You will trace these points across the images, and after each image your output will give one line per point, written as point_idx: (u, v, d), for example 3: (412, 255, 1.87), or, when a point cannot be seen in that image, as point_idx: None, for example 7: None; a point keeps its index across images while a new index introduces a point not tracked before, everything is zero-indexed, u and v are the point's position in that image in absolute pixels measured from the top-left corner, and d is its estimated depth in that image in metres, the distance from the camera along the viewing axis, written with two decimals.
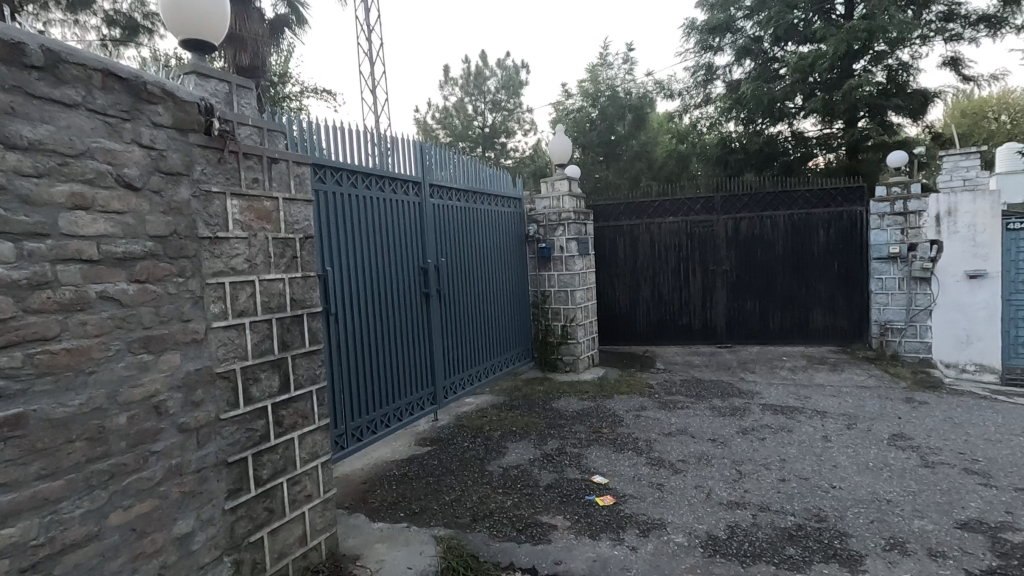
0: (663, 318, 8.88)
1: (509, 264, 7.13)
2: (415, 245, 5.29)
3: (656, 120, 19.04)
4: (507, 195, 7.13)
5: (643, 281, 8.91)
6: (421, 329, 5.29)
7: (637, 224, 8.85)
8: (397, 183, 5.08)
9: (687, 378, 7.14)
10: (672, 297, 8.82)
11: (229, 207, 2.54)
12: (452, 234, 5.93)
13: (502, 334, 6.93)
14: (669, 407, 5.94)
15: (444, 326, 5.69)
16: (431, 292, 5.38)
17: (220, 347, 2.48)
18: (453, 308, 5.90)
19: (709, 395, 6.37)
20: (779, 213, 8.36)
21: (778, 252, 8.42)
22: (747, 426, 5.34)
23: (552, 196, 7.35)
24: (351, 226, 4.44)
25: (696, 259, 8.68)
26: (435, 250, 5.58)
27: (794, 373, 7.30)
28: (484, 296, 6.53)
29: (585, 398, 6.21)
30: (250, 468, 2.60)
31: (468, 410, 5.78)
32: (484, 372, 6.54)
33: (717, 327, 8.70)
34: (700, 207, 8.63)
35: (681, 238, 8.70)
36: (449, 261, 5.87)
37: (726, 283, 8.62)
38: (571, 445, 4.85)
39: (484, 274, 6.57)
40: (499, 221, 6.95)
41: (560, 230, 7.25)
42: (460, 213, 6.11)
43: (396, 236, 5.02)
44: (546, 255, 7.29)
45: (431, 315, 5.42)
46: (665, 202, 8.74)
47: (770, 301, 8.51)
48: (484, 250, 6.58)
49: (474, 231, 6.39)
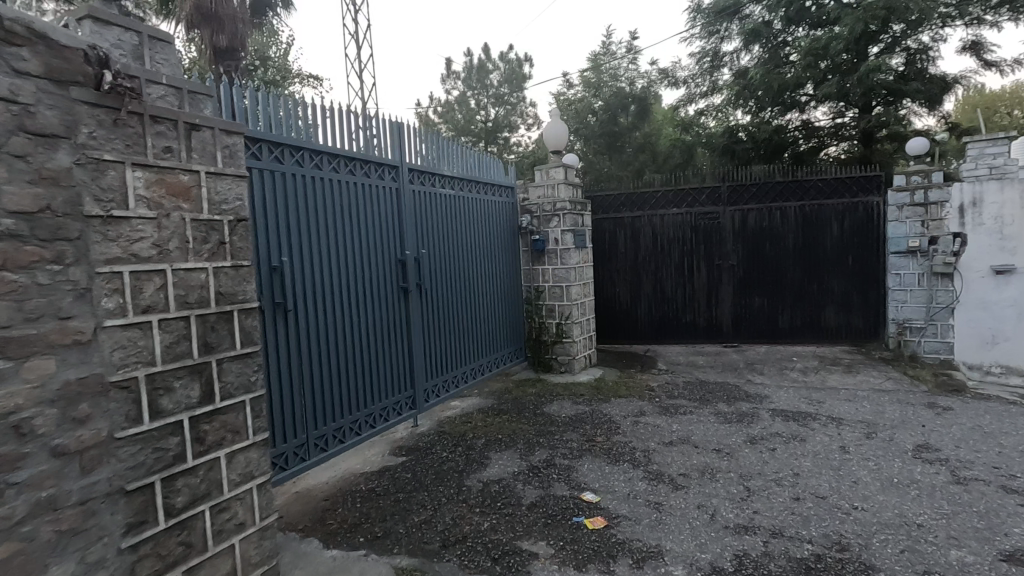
0: (665, 316, 8.39)
1: (500, 258, 6.66)
2: (392, 234, 4.83)
3: (660, 113, 18.52)
4: (498, 182, 6.66)
5: (644, 277, 8.43)
6: (397, 327, 4.83)
7: (638, 215, 8.37)
8: (370, 166, 4.62)
9: (691, 380, 6.67)
10: (674, 294, 8.33)
11: (130, 179, 2.09)
12: (435, 224, 5.46)
13: (491, 333, 6.46)
14: (670, 412, 5.48)
15: (426, 324, 5.24)
16: (408, 286, 4.92)
17: (116, 351, 2.03)
18: (436, 305, 5.43)
19: (713, 399, 5.91)
20: (790, 204, 7.85)
21: (789, 245, 7.91)
22: (756, 434, 4.87)
23: (547, 184, 6.86)
24: (311, 213, 3.98)
25: (700, 253, 8.18)
26: (415, 241, 5.11)
27: (806, 375, 6.81)
28: (472, 291, 6.07)
29: (579, 402, 5.75)
30: (159, 496, 2.16)
31: (451, 415, 5.33)
32: (472, 373, 6.09)
33: (722, 326, 8.20)
34: (706, 198, 8.14)
35: (684, 231, 8.21)
36: (432, 254, 5.40)
37: (732, 279, 8.12)
38: (561, 456, 4.39)
39: (472, 268, 6.10)
40: (489, 212, 6.48)
41: (555, 222, 6.76)
42: (444, 202, 5.65)
43: (368, 225, 4.56)
44: (540, 248, 6.81)
45: (409, 312, 4.97)
46: (668, 193, 8.25)
47: (779, 298, 8.00)
48: (472, 241, 6.11)
49: (460, 221, 5.92)
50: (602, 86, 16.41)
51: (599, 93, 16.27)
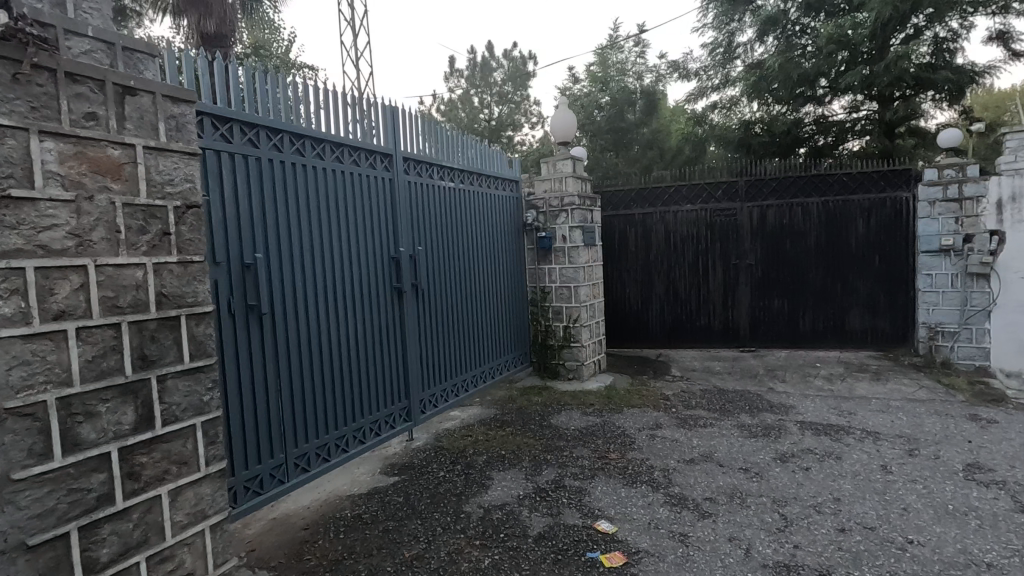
0: (679, 319, 7.93)
1: (503, 257, 6.21)
2: (384, 228, 4.38)
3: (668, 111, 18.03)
4: (502, 176, 6.21)
5: (656, 277, 7.97)
6: (390, 330, 4.39)
7: (650, 213, 7.91)
8: (360, 153, 4.17)
9: (708, 389, 6.22)
10: (688, 295, 7.87)
11: (37, 151, 1.66)
12: (433, 219, 5.02)
13: (494, 336, 6.01)
14: (689, 425, 5.02)
15: (422, 327, 4.79)
16: (403, 286, 4.47)
17: (16, 368, 1.60)
18: (434, 307, 4.99)
19: (735, 410, 5.45)
20: (812, 199, 7.37)
21: (811, 244, 7.44)
22: (786, 451, 4.41)
23: (554, 178, 6.41)
24: (291, 203, 3.54)
25: (716, 252, 7.72)
26: (410, 237, 4.67)
27: (831, 383, 6.34)
28: (473, 292, 5.62)
29: (590, 412, 5.30)
30: (76, 548, 1.73)
31: (451, 427, 4.89)
32: (473, 380, 5.64)
33: (739, 329, 7.74)
34: (722, 194, 7.68)
35: (699, 229, 7.75)
36: (430, 251, 4.97)
37: (749, 279, 7.66)
38: (571, 477, 3.93)
39: (473, 266, 5.66)
40: (491, 206, 6.03)
41: (563, 217, 6.31)
42: (443, 195, 5.20)
43: (358, 218, 4.11)
44: (546, 246, 6.37)
45: (403, 314, 4.52)
46: (682, 188, 7.80)
47: (801, 300, 7.53)
48: (473, 238, 5.67)
49: (461, 217, 5.48)
50: (609, 81, 15.93)
51: (606, 88, 15.81)
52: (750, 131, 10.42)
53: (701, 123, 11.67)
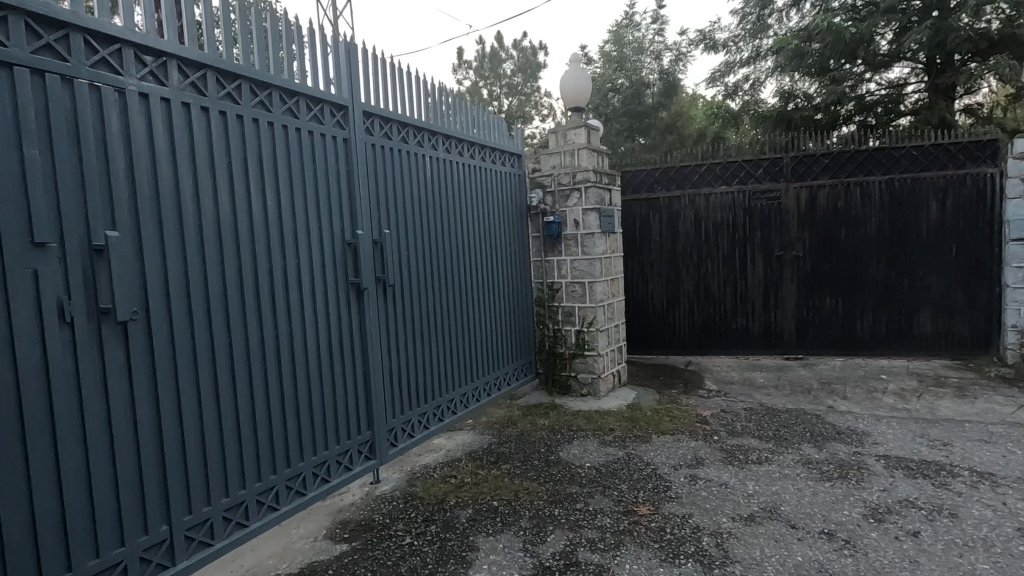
0: (711, 320, 6.77)
1: (502, 247, 5.09)
2: (335, 202, 3.26)
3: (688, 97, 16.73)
4: (501, 147, 5.09)
5: (684, 271, 6.82)
6: (343, 340, 3.29)
7: (677, 196, 6.75)
8: (298, 99, 3.05)
9: (754, 408, 5.08)
10: (723, 293, 6.72)
11: None
12: (407, 196, 3.89)
13: (490, 345, 4.89)
14: (739, 461, 3.89)
15: (391, 336, 3.69)
16: (361, 281, 3.37)
17: None
18: (408, 307, 3.88)
19: (794, 439, 4.30)
20: (874, 177, 6.16)
21: (871, 231, 6.23)
22: (877, 503, 3.27)
23: (564, 150, 5.25)
24: (182, 160, 2.44)
25: (756, 241, 6.55)
26: (373, 216, 3.55)
27: (906, 400, 5.15)
28: (462, 290, 4.51)
29: (609, 443, 4.17)
30: None
31: (430, 464, 3.78)
32: (462, 399, 4.54)
33: (783, 333, 6.56)
34: (763, 173, 6.50)
35: (736, 214, 6.59)
36: (404, 236, 3.86)
37: (796, 274, 6.48)
38: (588, 547, 2.81)
39: (463, 257, 4.54)
40: (486, 183, 4.88)
41: (575, 198, 5.17)
42: (422, 165, 4.07)
43: (296, 188, 3.01)
44: (555, 233, 5.22)
45: (361, 318, 3.43)
46: (715, 167, 6.64)
47: (858, 298, 6.33)
48: (463, 222, 4.54)
49: (447, 194, 4.36)
50: (625, 63, 14.69)
51: (621, 71, 14.59)
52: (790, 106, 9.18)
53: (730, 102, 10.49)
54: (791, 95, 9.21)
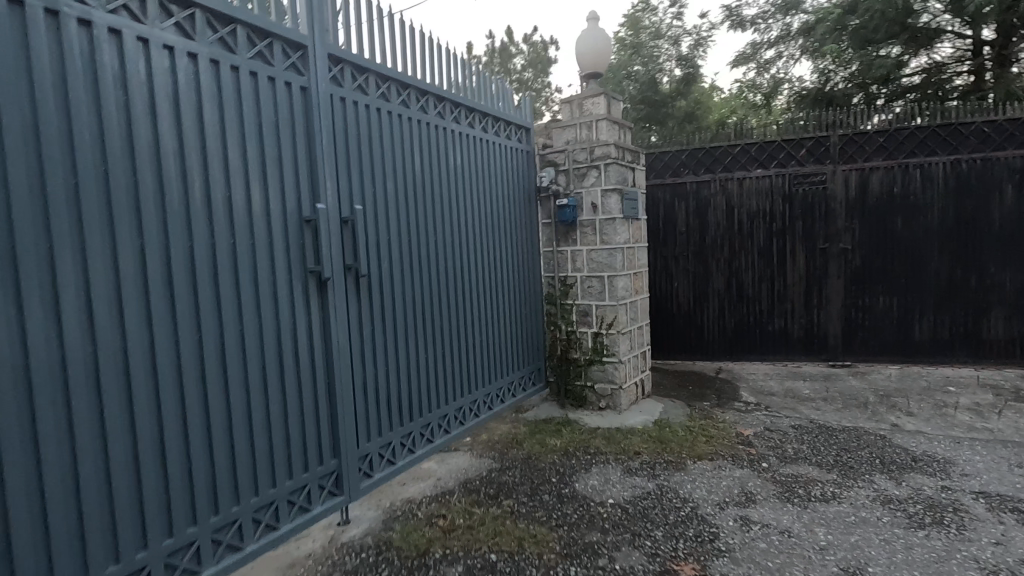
0: (744, 322, 5.98)
1: (508, 234, 4.34)
2: (287, 166, 2.54)
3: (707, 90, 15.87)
4: (508, 117, 4.33)
5: (714, 266, 6.03)
6: (296, 345, 2.58)
7: (706, 181, 5.97)
8: (234, 27, 2.33)
9: (803, 426, 4.29)
10: (757, 291, 5.93)
11: None
12: (387, 166, 3.14)
13: (491, 350, 4.12)
14: (800, 498, 3.11)
15: (364, 339, 2.95)
16: (321, 269, 2.64)
17: None
18: (388, 304, 3.13)
19: (862, 468, 3.51)
20: (937, 158, 5.34)
21: (933, 220, 5.41)
22: (996, 564, 2.48)
23: (580, 122, 4.49)
24: (47, 92, 1.74)
25: (798, 232, 5.75)
26: (341, 187, 2.82)
27: (986, 418, 4.34)
28: (457, 285, 3.76)
29: (636, 471, 3.42)
30: None
31: (414, 498, 3.04)
32: (458, 415, 3.79)
33: (827, 337, 5.75)
34: (807, 153, 5.69)
35: (774, 202, 5.80)
36: (383, 216, 3.11)
37: (843, 269, 5.67)
38: None
39: (459, 246, 3.78)
40: (489, 159, 4.11)
41: (593, 177, 4.41)
42: (408, 130, 3.32)
43: (229, 143, 2.29)
44: (569, 218, 4.45)
45: (321, 316, 2.71)
46: (749, 147, 5.85)
47: (916, 297, 5.52)
48: (460, 204, 3.78)
49: (440, 169, 3.60)
50: (641, 49, 13.78)
51: (637, 57, 13.73)
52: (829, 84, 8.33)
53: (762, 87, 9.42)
54: (830, 71, 8.30)
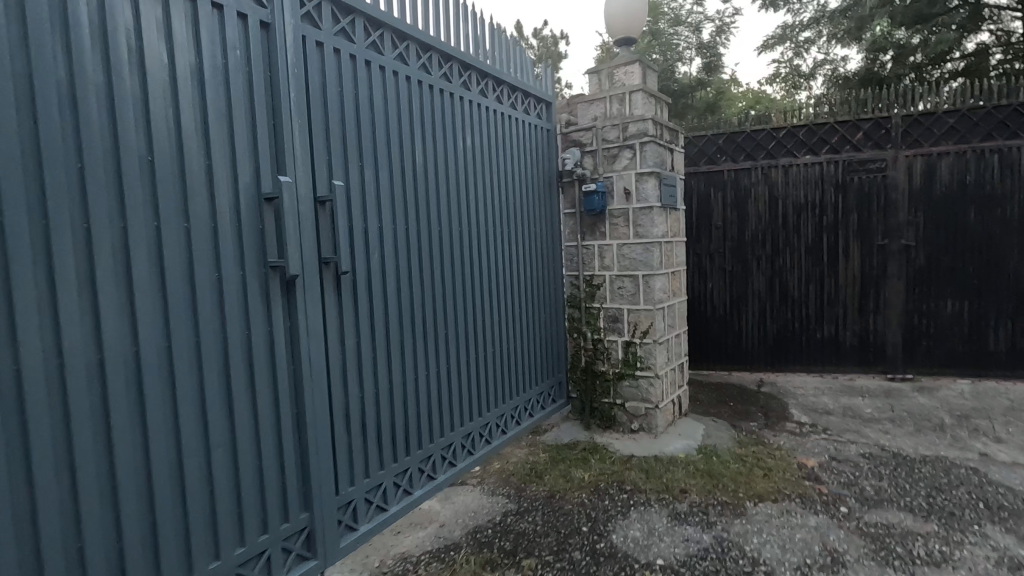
0: (788, 328, 5.30)
1: (526, 225, 3.69)
2: (238, 124, 1.89)
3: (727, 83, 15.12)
4: (527, 87, 3.67)
5: (754, 265, 5.35)
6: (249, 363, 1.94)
7: (746, 168, 5.29)
8: None
9: (875, 455, 3.60)
10: (804, 293, 5.24)
11: None
12: (380, 135, 2.49)
13: (504, 364, 3.47)
14: (901, 559, 2.44)
15: (345, 355, 2.30)
16: (286, 264, 1.99)
17: None
18: (378, 309, 2.47)
19: (966, 514, 2.83)
20: (1019, 141, 4.63)
21: (1012, 213, 4.71)
22: None
23: (611, 95, 3.83)
24: None
25: (852, 227, 5.06)
26: (315, 158, 2.17)
27: None
28: (467, 286, 3.10)
29: (686, 519, 2.76)
30: None
31: (410, 555, 2.40)
32: (465, 442, 3.14)
33: (885, 346, 5.06)
34: (864, 137, 4.99)
35: (824, 192, 5.11)
36: (374, 197, 2.45)
37: (904, 269, 4.98)
38: None
39: (470, 238, 3.13)
40: (505, 134, 3.45)
41: (626, 159, 3.74)
42: (407, 92, 2.66)
43: (149, 86, 1.65)
44: (598, 207, 3.78)
45: (287, 325, 2.06)
46: (796, 129, 5.16)
47: (991, 301, 4.82)
48: (471, 187, 3.11)
49: (447, 144, 2.94)
50: (661, 36, 13.05)
51: (656, 45, 13.05)
52: (878, 64, 7.41)
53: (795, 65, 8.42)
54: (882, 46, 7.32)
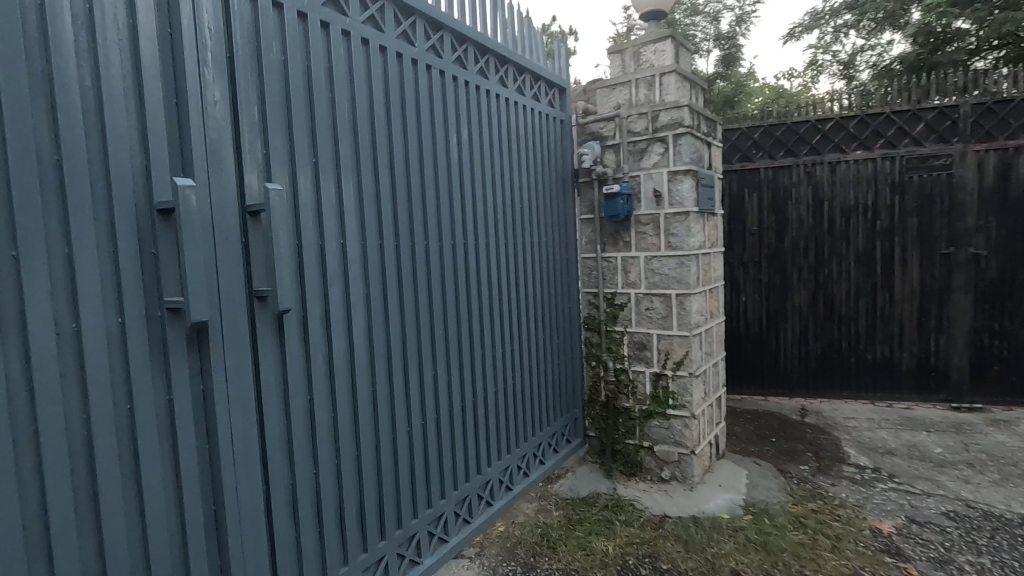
0: (833, 348, 4.65)
1: (535, 234, 3.07)
2: (114, 101, 1.28)
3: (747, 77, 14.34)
4: (536, 69, 3.05)
5: (794, 276, 4.70)
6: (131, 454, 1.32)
7: (787, 166, 4.64)
8: None
9: (961, 515, 2.95)
10: (853, 309, 4.59)
11: None
12: (341, 121, 1.88)
13: (507, 405, 2.85)
14: None
15: (289, 420, 1.69)
16: (189, 305, 1.35)
17: None
18: (338, 355, 1.86)
19: None
20: None
21: None
22: None
23: (637, 78, 3.19)
24: None
25: (910, 232, 4.40)
26: (240, 152, 1.56)
27: None
28: (460, 314, 2.49)
29: None
30: None
31: None
32: (460, 507, 2.52)
33: (948, 369, 4.40)
34: (926, 129, 4.32)
35: (878, 192, 4.44)
36: (332, 205, 1.85)
37: (972, 281, 4.31)
38: None
39: (464, 253, 2.52)
40: (507, 125, 2.83)
41: (656, 155, 3.11)
42: (380, 67, 2.05)
43: None
44: (623, 212, 3.14)
45: (197, 391, 1.45)
46: (845, 121, 4.49)
47: None
48: (466, 189, 2.50)
49: (434, 135, 2.34)
50: (677, 27, 12.28)
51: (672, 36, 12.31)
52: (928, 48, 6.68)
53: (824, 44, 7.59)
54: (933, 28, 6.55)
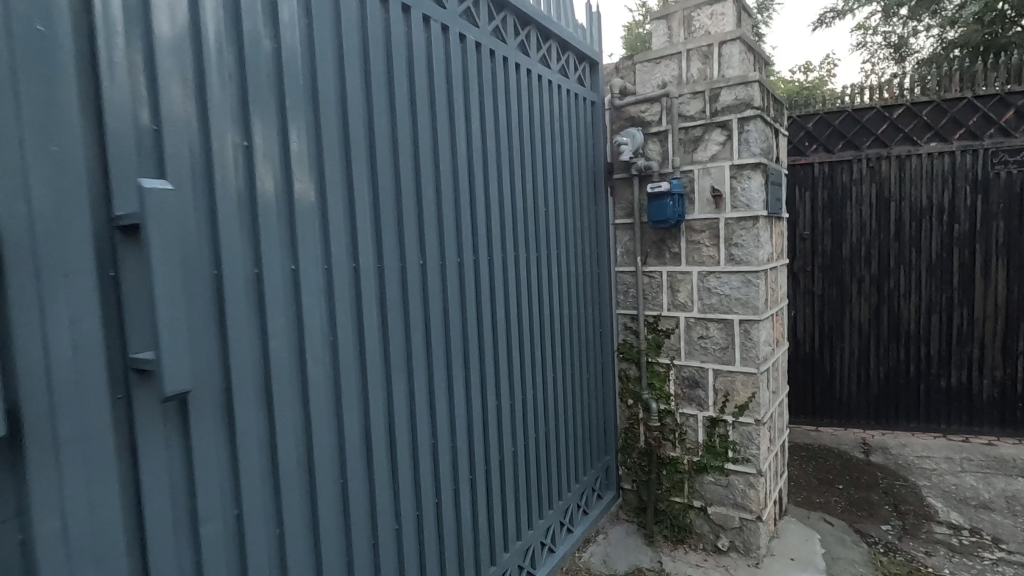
0: (899, 372, 4.01)
1: (561, 245, 2.43)
2: None
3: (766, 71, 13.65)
4: (564, 34, 2.41)
5: (853, 288, 4.05)
6: None
7: (846, 160, 3.98)
8: None
9: None
10: (924, 327, 3.93)
11: None
12: (289, 85, 1.25)
13: (528, 466, 2.22)
14: None
15: (200, 558, 1.06)
16: None
17: None
18: (289, 439, 1.24)
19: None
20: None
21: None
22: None
23: (689, 49, 2.55)
24: None
25: (994, 238, 3.75)
26: (101, 125, 0.93)
27: None
28: (468, 354, 1.87)
29: None
30: None
31: None
32: None
33: None
34: (1017, 117, 3.66)
35: (957, 191, 3.79)
36: (276, 212, 1.22)
37: None
38: None
39: (473, 274, 1.89)
40: (528, 105, 2.20)
41: (715, 145, 2.47)
42: (353, 10, 1.42)
43: None
44: (674, 218, 2.49)
45: (10, 545, 0.82)
46: (918, 107, 3.83)
47: None
48: (475, 188, 1.88)
49: (432, 114, 1.71)
50: None
51: None
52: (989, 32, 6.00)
53: (866, 23, 6.76)
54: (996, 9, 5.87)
